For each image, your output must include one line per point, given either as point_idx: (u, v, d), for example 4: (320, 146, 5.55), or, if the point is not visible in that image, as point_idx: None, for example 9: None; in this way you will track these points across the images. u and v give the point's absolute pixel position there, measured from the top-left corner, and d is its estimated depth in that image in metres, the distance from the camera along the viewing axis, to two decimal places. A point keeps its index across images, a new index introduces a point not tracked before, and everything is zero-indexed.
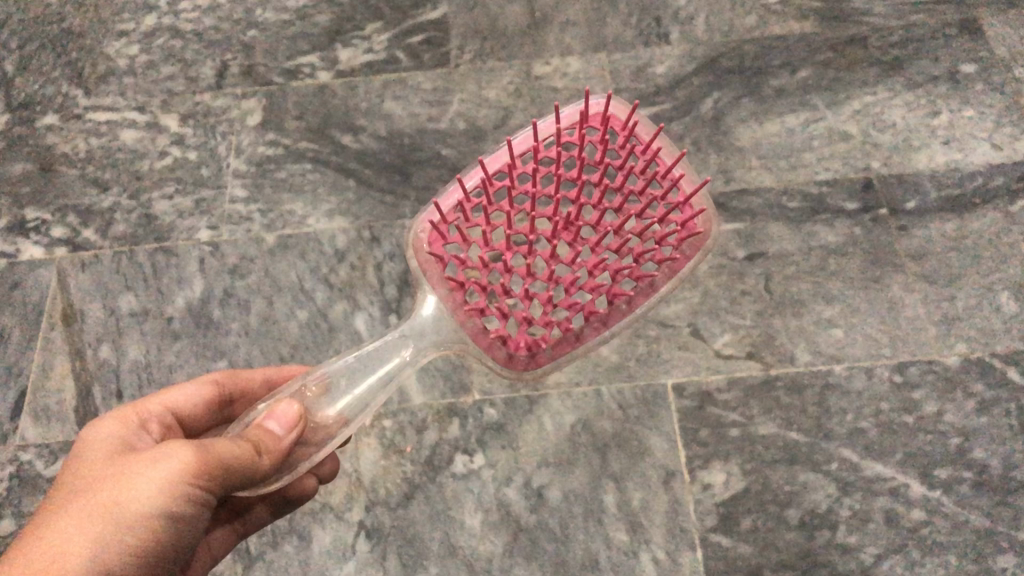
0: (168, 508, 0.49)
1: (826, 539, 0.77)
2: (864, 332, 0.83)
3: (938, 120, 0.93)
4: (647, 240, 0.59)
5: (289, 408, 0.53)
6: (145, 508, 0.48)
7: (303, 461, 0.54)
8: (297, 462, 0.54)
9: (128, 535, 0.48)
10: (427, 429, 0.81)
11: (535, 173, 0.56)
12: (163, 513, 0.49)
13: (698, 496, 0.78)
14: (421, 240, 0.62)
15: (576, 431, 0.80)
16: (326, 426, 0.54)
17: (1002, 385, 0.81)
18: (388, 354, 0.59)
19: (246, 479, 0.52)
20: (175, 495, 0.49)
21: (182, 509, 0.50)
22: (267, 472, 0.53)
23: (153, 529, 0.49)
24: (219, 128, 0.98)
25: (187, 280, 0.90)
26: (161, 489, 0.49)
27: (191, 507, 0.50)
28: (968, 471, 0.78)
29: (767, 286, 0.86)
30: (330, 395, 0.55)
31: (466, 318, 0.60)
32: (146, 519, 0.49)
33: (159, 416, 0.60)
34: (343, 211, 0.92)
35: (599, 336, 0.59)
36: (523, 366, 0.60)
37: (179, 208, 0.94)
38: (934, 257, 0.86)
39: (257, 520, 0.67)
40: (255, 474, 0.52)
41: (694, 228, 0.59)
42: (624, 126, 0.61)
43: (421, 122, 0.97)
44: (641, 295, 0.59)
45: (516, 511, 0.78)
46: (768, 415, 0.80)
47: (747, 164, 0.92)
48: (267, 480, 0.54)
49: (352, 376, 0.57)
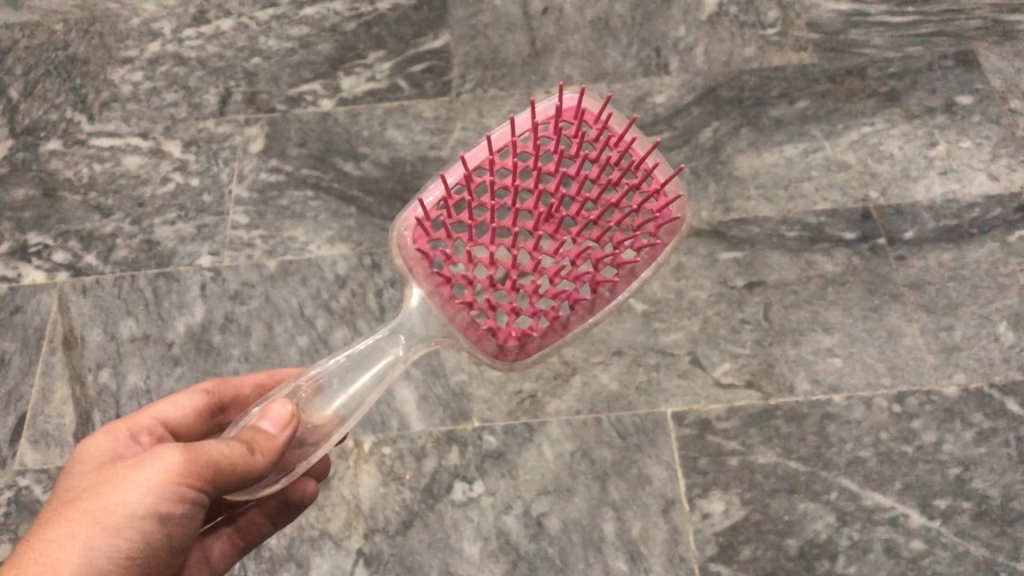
0: (158, 508, 0.49)
1: (826, 569, 0.76)
2: (864, 361, 0.83)
3: (935, 151, 0.94)
4: (625, 229, 0.62)
5: (283, 409, 0.52)
6: (135, 510, 0.48)
7: (299, 462, 0.54)
8: (293, 463, 0.54)
9: (120, 537, 0.48)
10: (427, 457, 0.81)
11: (517, 166, 0.57)
12: (154, 514, 0.49)
13: (697, 526, 0.78)
14: (405, 237, 0.63)
15: (576, 459, 0.80)
16: (320, 427, 0.54)
17: (1002, 415, 0.81)
18: (380, 352, 0.59)
19: (243, 482, 0.51)
20: (165, 496, 0.49)
21: (173, 509, 0.50)
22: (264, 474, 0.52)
23: (144, 531, 0.49)
24: (223, 155, 0.99)
25: (188, 306, 0.90)
26: (150, 490, 0.49)
27: (183, 508, 0.50)
28: (968, 501, 0.78)
29: (766, 315, 0.86)
30: (323, 397, 0.56)
31: (454, 313, 0.61)
32: (136, 520, 0.48)
33: (150, 428, 0.60)
34: (344, 238, 0.93)
35: (586, 323, 0.61)
36: (513, 357, 0.61)
37: (181, 234, 0.94)
38: (932, 287, 0.86)
39: (256, 531, 0.66)
40: (254, 477, 0.51)
41: (671, 215, 0.62)
42: (597, 120, 0.63)
43: (423, 150, 0.97)
44: (623, 281, 0.61)
45: (515, 539, 0.78)
46: (767, 444, 0.80)
47: (746, 194, 0.92)
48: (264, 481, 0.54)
49: (345, 376, 0.57)
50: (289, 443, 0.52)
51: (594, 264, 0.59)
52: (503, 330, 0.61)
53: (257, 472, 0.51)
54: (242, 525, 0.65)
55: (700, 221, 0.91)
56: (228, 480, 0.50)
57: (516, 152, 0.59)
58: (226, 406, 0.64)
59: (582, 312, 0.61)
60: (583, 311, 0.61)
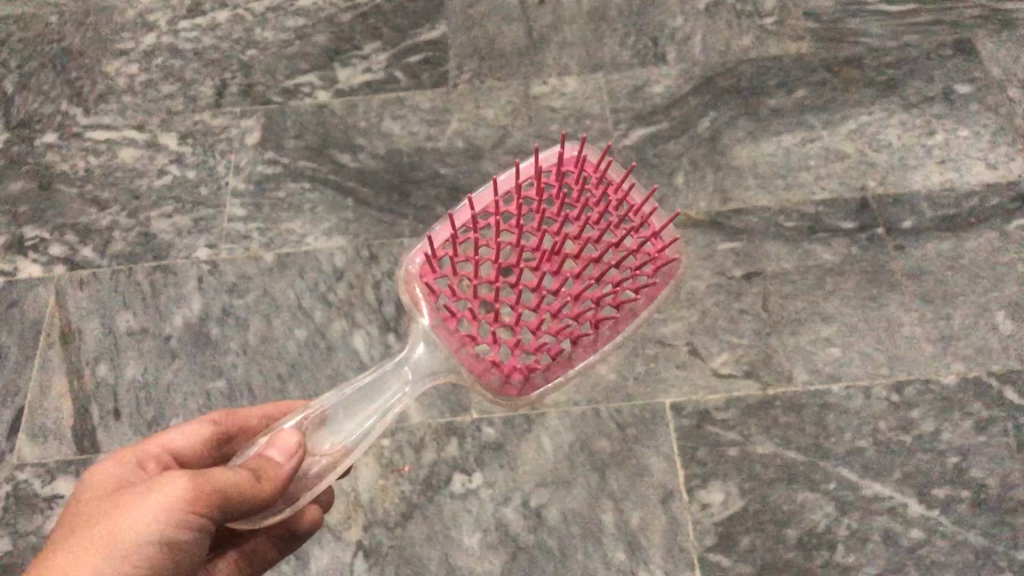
0: (166, 535, 0.49)
1: (825, 558, 0.76)
2: (862, 351, 0.83)
3: (933, 140, 0.94)
4: (624, 270, 0.62)
5: (292, 437, 0.52)
6: (141, 537, 0.48)
7: (304, 491, 0.54)
8: (298, 494, 0.54)
9: (126, 564, 0.48)
10: (425, 449, 0.81)
11: (517, 207, 0.58)
12: (160, 540, 0.49)
13: (696, 516, 0.78)
14: (413, 275, 0.64)
15: (575, 450, 0.80)
16: (327, 458, 0.55)
17: (1000, 404, 0.81)
18: (385, 384, 0.59)
19: (248, 510, 0.51)
20: (173, 522, 0.49)
21: (180, 536, 0.49)
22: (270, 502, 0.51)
23: (150, 558, 0.49)
24: (219, 148, 0.98)
25: (186, 298, 0.90)
26: (157, 517, 0.48)
27: (190, 534, 0.50)
28: (966, 490, 0.78)
29: (764, 305, 0.86)
30: (329, 429, 0.56)
31: (459, 346, 0.61)
32: (143, 547, 0.48)
33: (157, 455, 0.60)
34: (342, 230, 0.92)
35: (588, 359, 0.60)
36: (516, 392, 0.61)
37: (178, 226, 0.94)
38: (931, 276, 0.86)
39: (264, 558, 0.65)
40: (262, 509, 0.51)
41: (668, 258, 0.62)
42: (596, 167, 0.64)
43: (420, 142, 0.97)
44: (623, 320, 0.61)
45: (514, 530, 0.78)
46: (765, 434, 0.81)
47: (744, 184, 0.92)
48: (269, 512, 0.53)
49: (349, 409, 0.57)
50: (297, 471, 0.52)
51: (594, 301, 0.59)
52: (506, 365, 0.60)
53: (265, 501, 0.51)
54: (249, 548, 0.64)
55: (698, 211, 0.91)
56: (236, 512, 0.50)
57: (519, 193, 0.60)
58: (233, 436, 0.64)
59: (584, 349, 0.60)
60: (585, 348, 0.61)
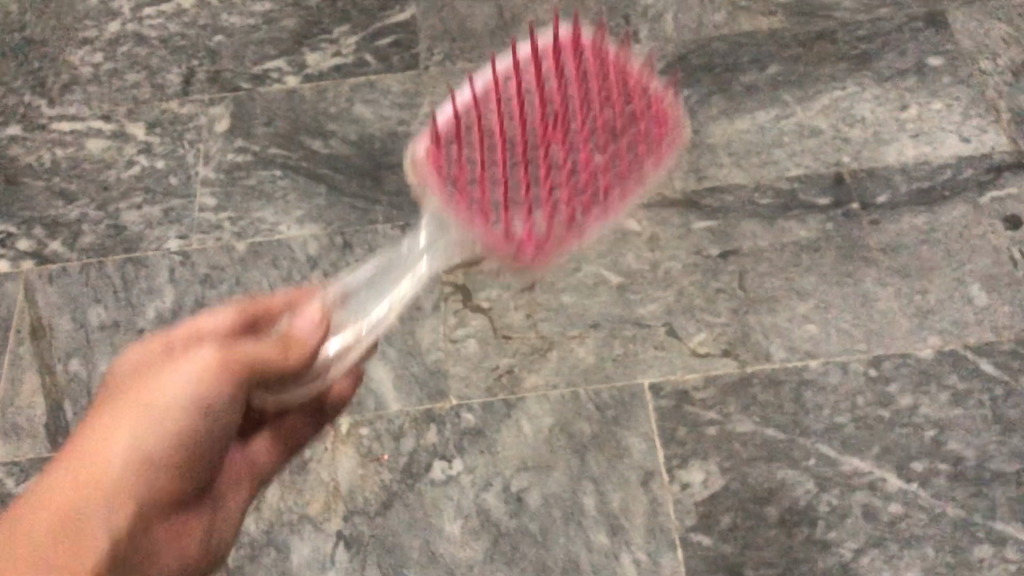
0: (199, 398, 0.51)
1: (806, 535, 0.76)
2: (838, 327, 0.84)
3: (906, 114, 0.94)
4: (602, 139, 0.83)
5: (316, 308, 0.56)
6: (177, 398, 0.51)
7: (324, 371, 0.56)
8: (316, 377, 0.56)
9: (164, 422, 0.50)
10: (404, 437, 0.81)
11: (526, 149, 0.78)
12: (196, 402, 0.51)
13: (677, 496, 0.78)
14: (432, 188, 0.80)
15: (554, 433, 0.80)
16: (345, 346, 0.57)
17: (975, 376, 0.81)
18: (401, 282, 0.63)
19: (280, 381, 0.54)
20: (207, 382, 0.51)
21: (215, 398, 0.52)
22: (300, 378, 0.55)
23: (185, 418, 0.51)
24: (188, 137, 0.97)
25: (157, 291, 0.89)
26: (192, 378, 0.51)
27: (223, 399, 0.52)
28: (944, 464, 0.78)
29: (741, 283, 0.86)
30: (350, 307, 0.59)
31: (475, 240, 0.74)
32: (178, 408, 0.50)
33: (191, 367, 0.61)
34: (314, 218, 0.91)
35: (575, 242, 0.82)
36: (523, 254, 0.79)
37: (148, 217, 0.93)
38: (906, 250, 0.86)
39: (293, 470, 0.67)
40: (234, 397, 0.53)
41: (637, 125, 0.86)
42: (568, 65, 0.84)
43: (391, 126, 0.96)
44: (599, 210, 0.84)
45: (495, 516, 0.78)
46: (744, 412, 0.81)
47: (719, 162, 0.92)
48: (295, 388, 0.56)
49: (369, 291, 0.60)
50: (322, 348, 0.54)
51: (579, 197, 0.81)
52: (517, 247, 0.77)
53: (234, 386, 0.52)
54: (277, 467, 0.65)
55: (673, 190, 0.91)
56: (197, 401, 0.51)
57: (519, 70, 0.80)
58: None
59: (573, 234, 0.81)
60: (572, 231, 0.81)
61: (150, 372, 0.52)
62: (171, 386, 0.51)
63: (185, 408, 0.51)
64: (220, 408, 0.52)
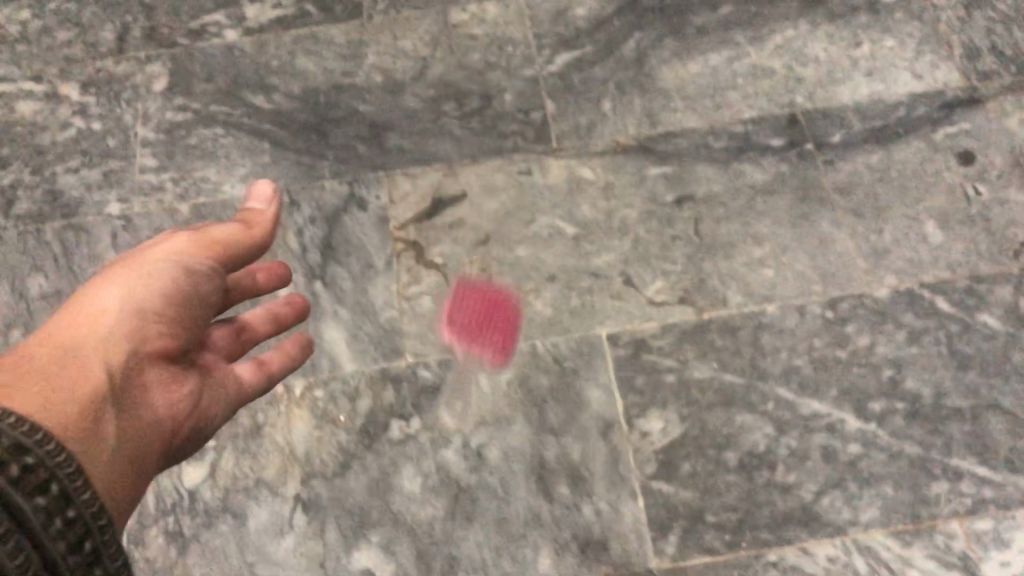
0: (185, 258, 0.60)
1: (766, 479, 0.76)
2: (794, 269, 0.83)
3: (859, 52, 0.93)
4: None
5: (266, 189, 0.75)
6: (169, 259, 0.59)
7: (263, 237, 0.69)
8: (265, 238, 0.70)
9: (137, 297, 0.56)
10: (360, 397, 0.79)
11: None
12: (181, 266, 0.60)
13: (637, 445, 0.77)
14: None
15: (513, 387, 0.79)
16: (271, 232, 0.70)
17: (932, 314, 0.81)
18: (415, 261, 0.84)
19: (231, 246, 0.65)
20: (189, 252, 0.61)
21: (196, 264, 0.61)
22: (245, 246, 0.67)
23: (167, 278, 0.58)
24: (124, 96, 0.93)
25: (100, 257, 0.86)
26: (177, 248, 0.61)
27: (200, 262, 0.61)
28: (902, 402, 0.78)
29: (696, 229, 0.85)
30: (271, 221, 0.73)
31: None
32: (165, 272, 0.58)
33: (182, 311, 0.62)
34: (260, 176, 0.89)
35: None
36: None
37: (86, 181, 0.89)
38: (861, 190, 0.86)
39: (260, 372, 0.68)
40: (216, 278, 0.63)
41: None
42: None
43: (336, 78, 0.93)
44: None
45: (454, 473, 0.77)
46: (702, 358, 0.80)
47: (672, 106, 0.90)
48: (246, 251, 0.67)
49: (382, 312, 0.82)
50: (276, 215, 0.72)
51: None
52: None
53: (192, 293, 0.60)
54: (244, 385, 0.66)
55: (626, 136, 0.89)
56: (154, 299, 0.56)
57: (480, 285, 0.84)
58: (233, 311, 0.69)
59: None
60: None
61: (141, 249, 0.62)
62: (161, 274, 0.58)
63: (144, 304, 0.55)
64: (209, 289, 0.62)
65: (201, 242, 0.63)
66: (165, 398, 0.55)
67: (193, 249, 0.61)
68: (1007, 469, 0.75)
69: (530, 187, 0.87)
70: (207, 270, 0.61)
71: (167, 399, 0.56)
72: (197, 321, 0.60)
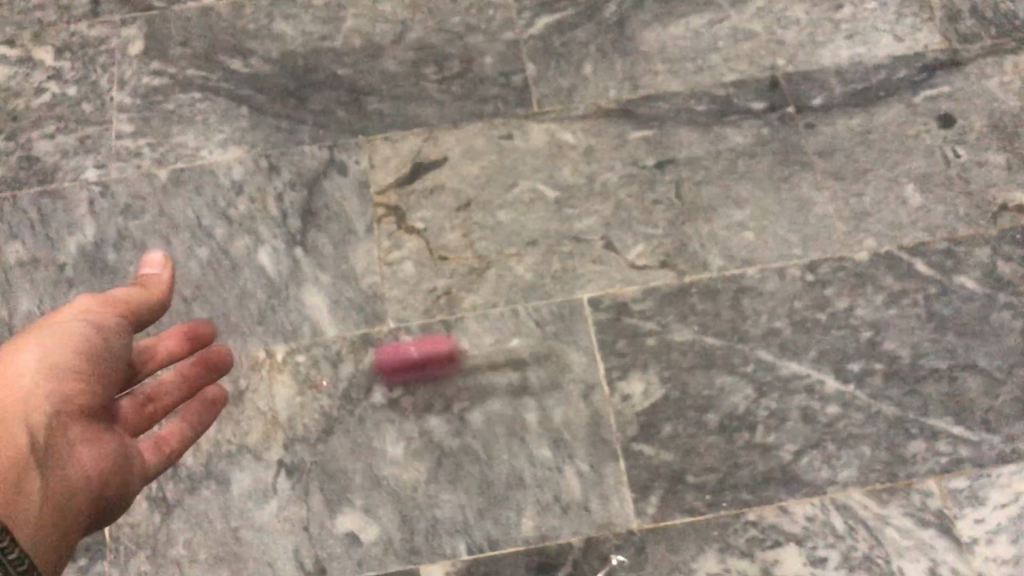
0: (94, 316, 0.61)
1: (746, 440, 0.77)
2: (775, 233, 0.83)
3: (841, 14, 0.92)
4: None
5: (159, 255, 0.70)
6: (78, 323, 0.60)
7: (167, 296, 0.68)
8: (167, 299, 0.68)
9: (48, 366, 0.57)
10: (342, 362, 0.79)
11: None
12: (91, 327, 0.61)
13: (618, 408, 0.78)
14: None
15: (494, 351, 0.80)
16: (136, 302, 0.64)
17: (911, 276, 0.81)
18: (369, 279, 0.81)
19: (140, 305, 0.65)
20: (96, 309, 0.62)
21: (106, 322, 0.62)
22: (154, 304, 0.66)
23: (77, 344, 0.59)
24: (99, 60, 0.92)
25: (77, 224, 0.85)
26: (83, 305, 0.62)
27: (108, 321, 0.62)
28: (880, 363, 0.79)
29: (677, 193, 0.85)
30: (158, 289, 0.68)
31: None
32: (74, 338, 0.59)
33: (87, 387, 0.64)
34: (238, 141, 0.88)
35: None
36: None
37: (62, 147, 0.88)
38: (841, 153, 0.86)
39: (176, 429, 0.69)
40: (126, 337, 0.64)
41: None
42: None
43: (314, 42, 0.92)
44: None
45: (437, 436, 0.77)
46: (683, 322, 0.80)
47: (653, 70, 0.90)
48: (155, 310, 0.66)
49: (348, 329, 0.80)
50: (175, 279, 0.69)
51: None
52: None
53: (104, 348, 0.61)
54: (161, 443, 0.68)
55: (607, 100, 0.89)
56: (69, 358, 0.58)
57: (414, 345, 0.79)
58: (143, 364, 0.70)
59: None
60: None
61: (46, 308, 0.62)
62: (75, 336, 0.59)
63: (62, 366, 0.58)
64: (121, 348, 0.63)
65: (110, 298, 0.63)
66: (93, 455, 0.58)
67: (101, 305, 0.62)
68: (982, 429, 0.76)
69: (511, 151, 0.87)
70: (117, 329, 0.62)
71: (91, 458, 0.58)
72: (111, 378, 0.62)
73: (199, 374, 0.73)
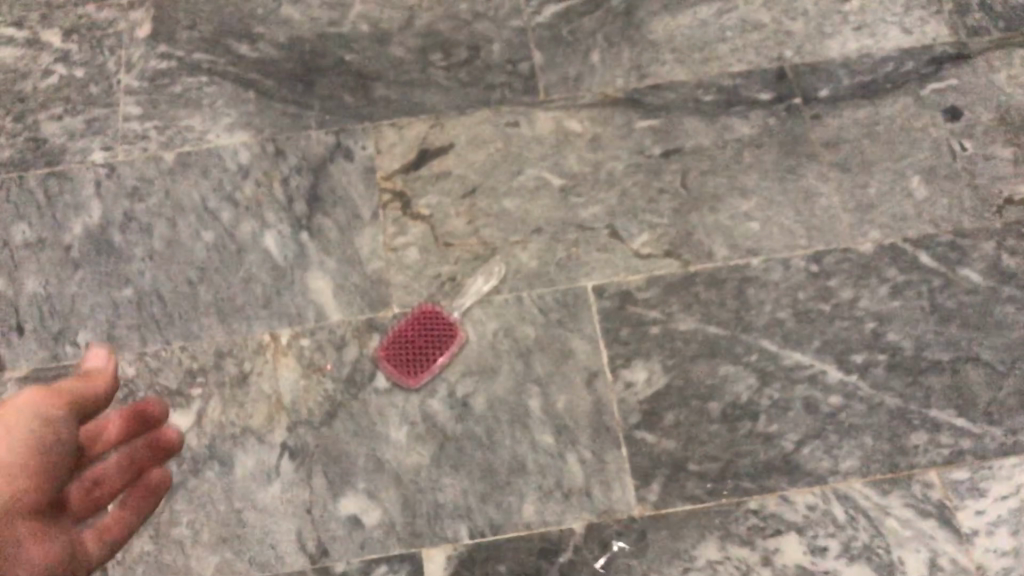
0: (43, 411, 0.57)
1: (748, 429, 0.77)
2: (780, 223, 0.83)
3: (849, 6, 0.92)
4: None
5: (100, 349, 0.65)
6: (30, 413, 0.56)
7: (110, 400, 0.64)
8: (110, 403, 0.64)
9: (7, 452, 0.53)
10: (347, 346, 0.80)
11: None
12: (42, 419, 0.57)
13: (621, 395, 0.78)
14: None
15: (498, 338, 0.80)
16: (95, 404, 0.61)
17: (915, 268, 0.82)
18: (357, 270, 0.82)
19: (92, 396, 0.61)
20: (48, 402, 0.58)
21: (55, 416, 0.58)
22: (98, 402, 0.62)
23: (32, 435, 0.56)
24: (106, 43, 0.92)
25: (84, 206, 0.85)
26: (35, 395, 0.58)
27: (60, 421, 0.58)
28: (883, 354, 0.79)
29: (683, 182, 0.85)
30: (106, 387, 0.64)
31: None
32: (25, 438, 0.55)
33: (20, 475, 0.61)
34: (245, 125, 0.88)
35: None
36: None
37: (69, 129, 0.89)
38: (847, 145, 0.86)
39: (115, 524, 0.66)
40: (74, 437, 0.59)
41: None
42: None
43: (322, 27, 0.92)
44: None
45: (440, 421, 0.77)
46: (687, 311, 0.81)
47: (660, 59, 0.90)
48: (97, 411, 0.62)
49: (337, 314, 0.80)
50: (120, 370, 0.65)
51: None
52: None
53: (50, 446, 0.57)
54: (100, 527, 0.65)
55: (615, 88, 0.89)
56: (13, 462, 0.53)
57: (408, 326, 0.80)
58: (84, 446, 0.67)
59: None
60: None
61: None
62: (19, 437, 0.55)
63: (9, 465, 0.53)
64: (72, 442, 0.59)
65: (57, 390, 0.59)
66: (37, 552, 0.54)
67: (46, 396, 0.58)
68: (984, 421, 0.77)
69: (517, 138, 0.87)
70: (66, 424, 0.58)
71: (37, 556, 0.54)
72: (54, 484, 0.57)
73: (143, 456, 0.71)
